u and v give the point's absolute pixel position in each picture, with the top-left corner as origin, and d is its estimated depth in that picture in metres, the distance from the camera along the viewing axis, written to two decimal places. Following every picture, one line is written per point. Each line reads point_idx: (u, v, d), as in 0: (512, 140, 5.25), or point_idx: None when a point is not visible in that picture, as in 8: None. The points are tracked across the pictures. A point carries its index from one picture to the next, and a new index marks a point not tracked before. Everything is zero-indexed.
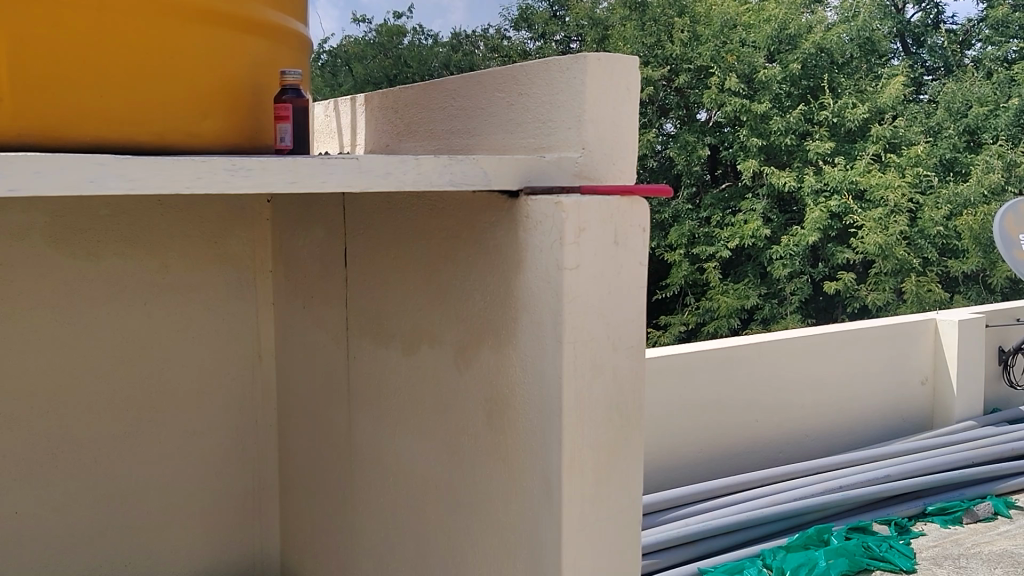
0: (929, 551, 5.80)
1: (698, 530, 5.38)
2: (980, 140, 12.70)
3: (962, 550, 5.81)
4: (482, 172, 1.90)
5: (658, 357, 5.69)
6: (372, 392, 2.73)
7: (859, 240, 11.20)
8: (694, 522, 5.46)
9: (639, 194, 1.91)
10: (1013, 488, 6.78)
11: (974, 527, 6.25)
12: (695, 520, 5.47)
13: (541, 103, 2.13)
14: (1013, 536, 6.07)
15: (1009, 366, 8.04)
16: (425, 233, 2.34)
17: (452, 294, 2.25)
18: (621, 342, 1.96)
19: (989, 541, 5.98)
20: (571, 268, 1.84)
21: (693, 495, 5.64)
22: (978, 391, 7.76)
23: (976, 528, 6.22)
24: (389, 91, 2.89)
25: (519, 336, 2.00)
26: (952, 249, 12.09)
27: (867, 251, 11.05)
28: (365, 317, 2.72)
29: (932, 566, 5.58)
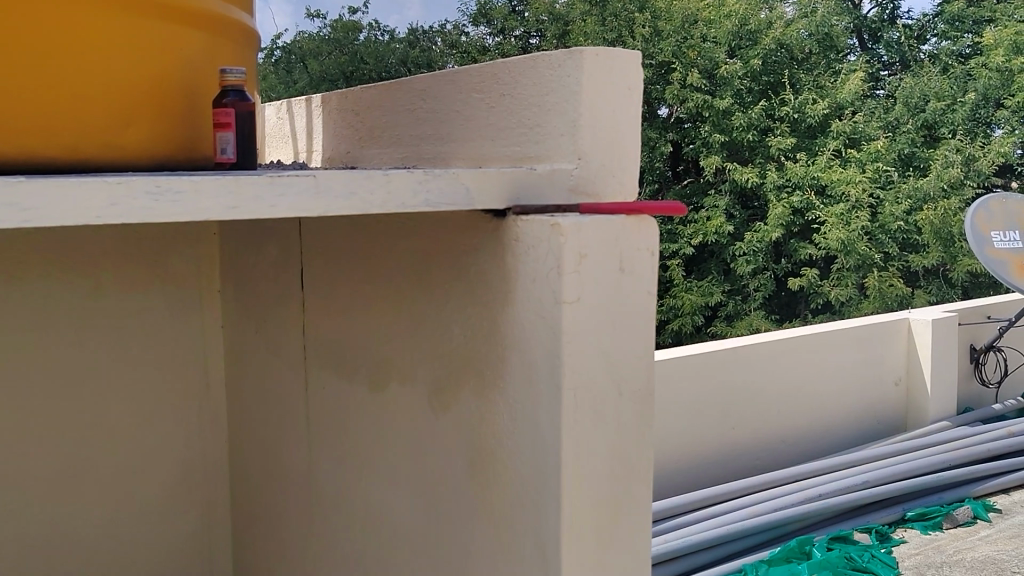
0: (911, 560, 5.61)
1: (679, 546, 5.13)
2: (937, 134, 12.32)
3: (945, 558, 5.63)
4: (463, 189, 1.61)
5: None
6: (333, 431, 2.41)
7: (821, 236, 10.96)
8: (675, 539, 5.20)
9: (648, 212, 1.63)
10: (990, 491, 6.59)
11: (954, 533, 6.06)
12: (676, 536, 5.20)
13: (530, 108, 1.86)
14: (994, 541, 5.88)
15: (982, 366, 7.86)
16: (396, 255, 2.05)
17: (427, 325, 1.96)
18: (628, 383, 1.67)
19: (970, 547, 5.79)
20: (570, 301, 1.56)
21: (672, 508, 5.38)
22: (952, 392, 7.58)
23: (956, 534, 6.02)
24: (349, 92, 2.59)
25: (506, 379, 1.72)
26: (911, 244, 11.72)
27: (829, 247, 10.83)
28: (327, 347, 2.41)
29: None
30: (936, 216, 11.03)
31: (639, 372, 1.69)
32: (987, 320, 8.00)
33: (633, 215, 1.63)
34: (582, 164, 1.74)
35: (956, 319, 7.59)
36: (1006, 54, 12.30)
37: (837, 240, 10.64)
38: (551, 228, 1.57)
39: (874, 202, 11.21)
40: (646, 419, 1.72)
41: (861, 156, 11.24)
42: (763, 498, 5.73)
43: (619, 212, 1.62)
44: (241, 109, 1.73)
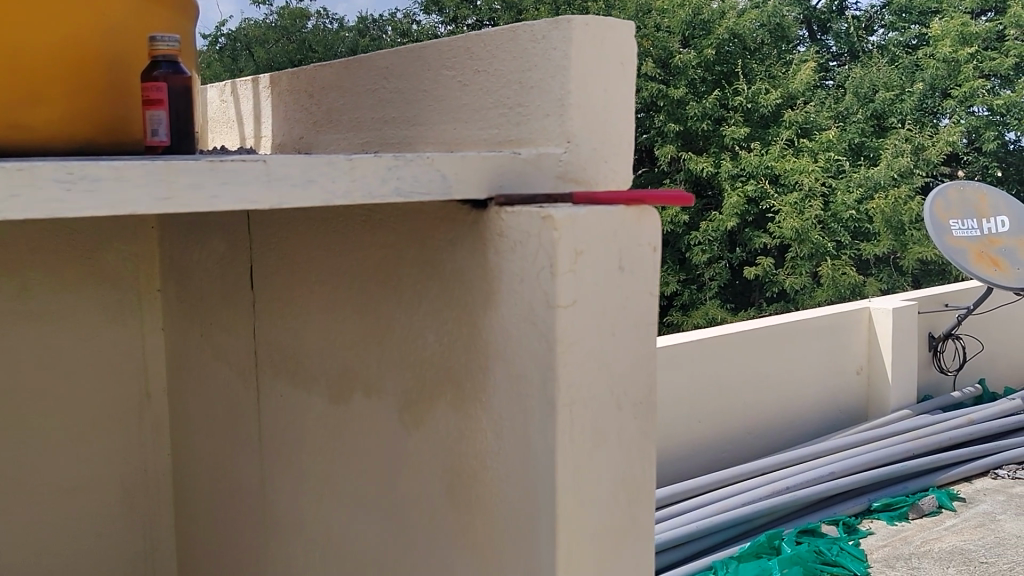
0: (879, 552, 5.18)
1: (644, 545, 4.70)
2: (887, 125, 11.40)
3: (913, 549, 5.21)
4: (438, 176, 1.38)
5: None
6: (289, 447, 2.16)
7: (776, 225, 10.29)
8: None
9: (651, 202, 1.43)
10: (954, 480, 6.13)
11: (921, 523, 5.60)
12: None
13: (512, 85, 1.65)
14: (961, 530, 5.47)
15: (942, 354, 7.19)
16: (358, 252, 1.80)
17: (394, 332, 1.72)
18: (630, 397, 1.48)
19: (937, 537, 5.38)
20: (566, 305, 1.36)
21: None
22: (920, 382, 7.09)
23: (922, 524, 5.57)
24: (301, 71, 2.33)
25: (490, 392, 1.50)
26: (863, 232, 10.81)
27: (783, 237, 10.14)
28: (281, 353, 2.15)
29: (885, 569, 4.97)
30: (886, 204, 10.19)
31: (641, 381, 1.49)
32: (945, 307, 7.34)
33: (634, 206, 1.43)
34: (573, 149, 1.54)
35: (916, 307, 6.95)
36: (954, 44, 11.40)
37: (791, 229, 9.94)
38: (542, 222, 1.36)
39: (823, 191, 10.37)
40: (648, 431, 1.52)
41: (811, 145, 10.57)
42: (730, 492, 5.29)
43: (618, 202, 1.42)
44: (174, 84, 1.49)
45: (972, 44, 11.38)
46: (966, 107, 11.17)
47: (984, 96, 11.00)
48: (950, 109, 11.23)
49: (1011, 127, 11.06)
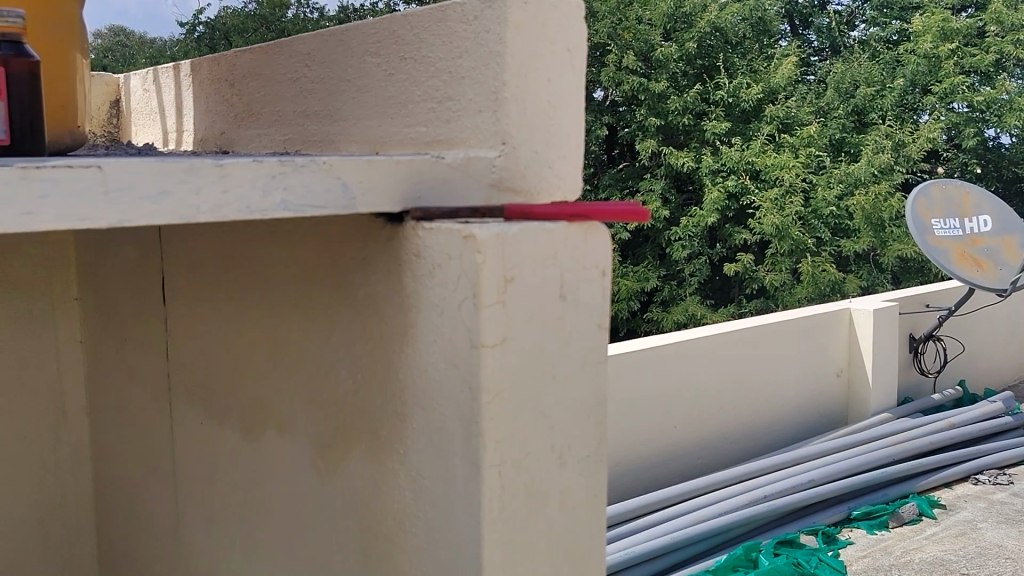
0: (859, 564, 4.57)
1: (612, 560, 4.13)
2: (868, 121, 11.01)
3: (893, 561, 4.61)
4: (338, 185, 1.14)
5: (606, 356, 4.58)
6: (203, 485, 1.90)
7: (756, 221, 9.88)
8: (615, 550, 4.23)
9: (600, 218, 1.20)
10: (934, 484, 5.52)
11: (901, 532, 5.01)
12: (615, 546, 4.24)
13: (441, 75, 1.40)
14: (942, 539, 4.87)
15: (920, 356, 6.56)
16: (274, 269, 1.54)
17: (310, 363, 1.47)
18: (575, 452, 1.24)
19: (918, 547, 4.77)
20: (492, 345, 1.12)
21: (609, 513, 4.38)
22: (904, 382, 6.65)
23: (902, 533, 4.98)
24: (222, 58, 2.07)
25: (408, 444, 1.25)
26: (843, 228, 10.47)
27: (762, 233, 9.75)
28: (194, 379, 1.89)
29: None
30: (867, 201, 9.78)
31: (588, 428, 1.25)
32: (925, 311, 6.67)
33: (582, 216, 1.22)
34: (509, 153, 1.30)
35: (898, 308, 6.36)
36: (934, 40, 10.96)
37: (772, 225, 9.50)
38: (463, 242, 1.12)
39: (804, 186, 9.96)
40: (597, 484, 1.28)
41: (793, 141, 10.16)
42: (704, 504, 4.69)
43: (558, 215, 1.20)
44: (17, 70, 1.27)
45: (954, 40, 11.00)
46: (946, 103, 10.75)
47: (965, 91, 10.59)
48: (930, 106, 10.82)
49: (993, 123, 10.72)
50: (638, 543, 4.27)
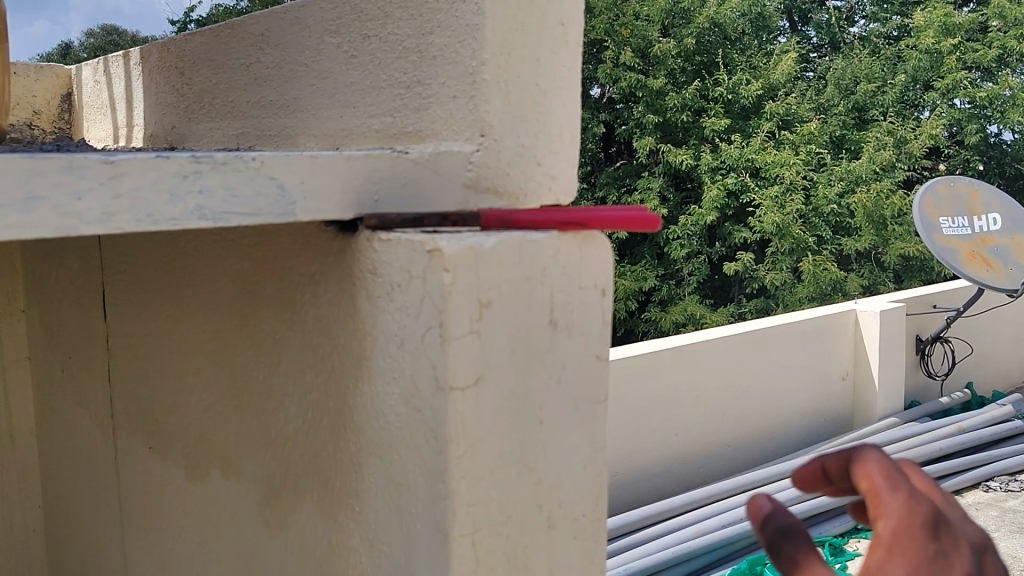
0: None
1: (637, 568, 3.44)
2: (869, 119, 10.18)
3: None
4: (271, 188, 0.92)
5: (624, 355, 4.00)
6: (145, 525, 1.66)
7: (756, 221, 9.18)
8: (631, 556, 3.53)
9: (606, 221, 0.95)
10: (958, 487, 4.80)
11: None
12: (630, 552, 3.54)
13: (409, 55, 1.16)
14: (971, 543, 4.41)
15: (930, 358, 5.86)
16: (211, 284, 1.29)
17: (255, 398, 1.22)
18: (568, 510, 1.01)
19: None
20: (463, 388, 0.89)
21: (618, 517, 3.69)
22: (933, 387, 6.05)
23: None
24: (172, 44, 1.85)
25: (364, 500, 1.03)
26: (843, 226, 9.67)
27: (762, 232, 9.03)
28: (135, 404, 1.64)
29: None
30: (869, 198, 9.02)
31: (581, 484, 1.02)
32: (934, 308, 5.99)
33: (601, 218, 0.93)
34: (490, 146, 1.07)
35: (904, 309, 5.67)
36: (937, 35, 10.02)
37: (772, 224, 8.76)
38: (429, 257, 0.89)
39: (804, 185, 9.24)
40: (594, 550, 1.05)
41: (793, 138, 9.42)
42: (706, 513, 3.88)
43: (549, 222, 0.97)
44: None
45: (955, 36, 10.01)
46: (948, 99, 9.81)
47: (968, 87, 9.68)
48: (931, 102, 9.89)
49: (995, 120, 9.79)
50: (630, 558, 3.45)
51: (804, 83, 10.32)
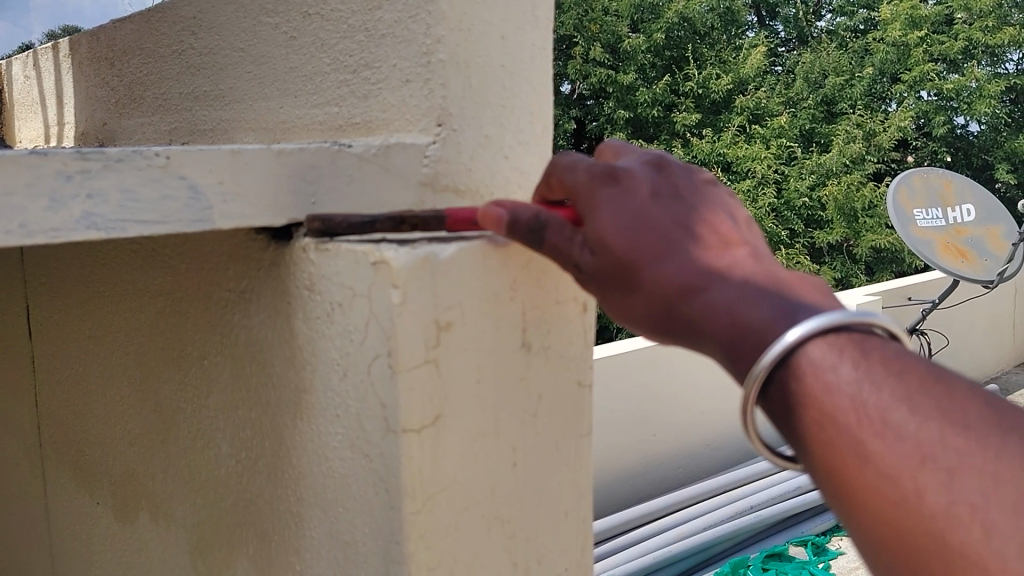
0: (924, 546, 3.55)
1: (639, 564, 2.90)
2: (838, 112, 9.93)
3: None
4: (182, 189, 0.76)
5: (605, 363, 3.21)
6: (75, 566, 1.49)
7: None
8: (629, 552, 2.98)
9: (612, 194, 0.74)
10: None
11: None
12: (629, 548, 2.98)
13: (355, 35, 0.99)
14: None
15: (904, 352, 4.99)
16: (135, 302, 1.13)
17: (185, 432, 1.06)
18: (549, 565, 0.86)
19: None
20: (420, 429, 0.73)
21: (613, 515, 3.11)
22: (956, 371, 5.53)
23: None
24: (101, 31, 1.66)
25: (307, 557, 0.87)
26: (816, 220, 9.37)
27: None
28: (61, 433, 1.46)
29: None
30: (840, 190, 8.83)
31: (564, 532, 0.87)
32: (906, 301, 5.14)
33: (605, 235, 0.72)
34: (449, 138, 0.91)
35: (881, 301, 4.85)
36: (903, 29, 9.75)
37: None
38: (374, 270, 0.73)
39: (775, 178, 9.00)
40: None
41: (765, 132, 9.21)
42: (687, 513, 3.24)
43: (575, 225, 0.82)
44: None
45: (921, 28, 9.66)
46: (915, 92, 9.62)
47: (934, 79, 9.50)
48: (898, 95, 9.70)
49: (961, 112, 9.52)
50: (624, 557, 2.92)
51: (773, 77, 10.04)
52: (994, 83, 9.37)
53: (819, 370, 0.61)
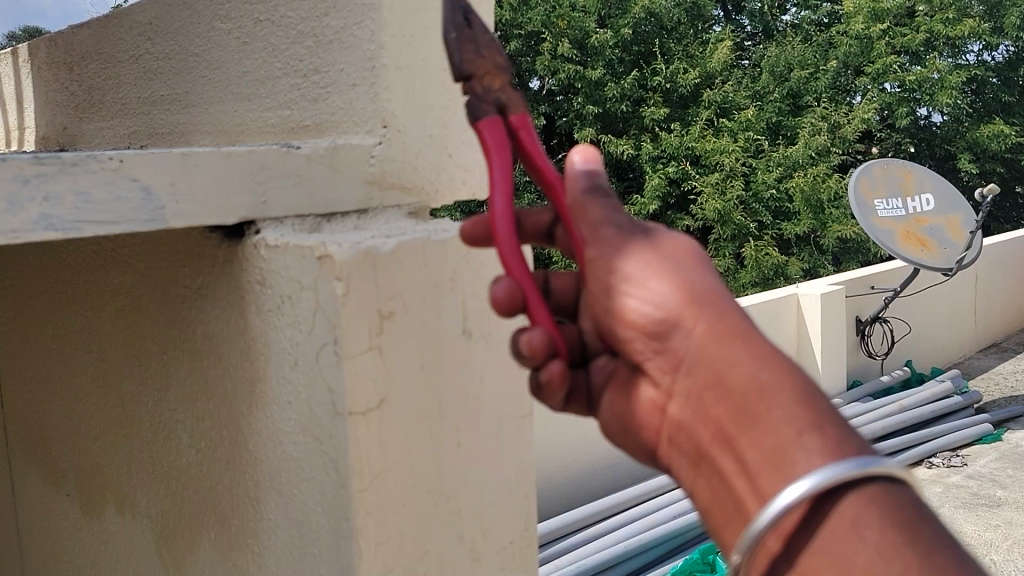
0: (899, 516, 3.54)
1: (621, 548, 2.59)
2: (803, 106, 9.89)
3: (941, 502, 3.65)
4: (138, 190, 0.80)
5: None
6: (44, 561, 1.51)
7: (696, 208, 8.82)
8: (608, 539, 2.65)
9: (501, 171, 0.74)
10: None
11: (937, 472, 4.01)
12: (608, 536, 2.66)
13: (304, 41, 1.03)
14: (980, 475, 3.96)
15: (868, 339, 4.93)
16: (94, 301, 1.17)
17: (145, 425, 1.11)
18: (493, 538, 0.91)
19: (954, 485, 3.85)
20: (365, 411, 0.78)
21: (583, 508, 2.79)
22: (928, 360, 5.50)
23: (941, 472, 3.99)
24: (59, 37, 1.68)
25: (264, 539, 0.91)
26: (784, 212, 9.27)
27: (703, 220, 8.70)
28: (26, 431, 1.49)
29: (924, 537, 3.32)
30: (806, 181, 8.79)
31: (507, 507, 0.92)
32: (869, 289, 5.08)
33: (680, 243, 0.68)
34: (394, 138, 0.96)
35: (844, 289, 4.71)
36: (866, 21, 9.85)
37: (714, 210, 8.51)
38: (319, 263, 0.78)
39: (743, 170, 8.96)
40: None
41: (732, 126, 9.16)
42: (659, 502, 2.90)
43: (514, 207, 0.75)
44: None
45: (884, 20, 9.84)
46: (878, 84, 9.73)
47: (897, 71, 9.61)
48: (862, 87, 9.77)
49: (924, 103, 9.63)
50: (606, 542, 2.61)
51: (738, 72, 9.98)
52: (954, 74, 9.47)
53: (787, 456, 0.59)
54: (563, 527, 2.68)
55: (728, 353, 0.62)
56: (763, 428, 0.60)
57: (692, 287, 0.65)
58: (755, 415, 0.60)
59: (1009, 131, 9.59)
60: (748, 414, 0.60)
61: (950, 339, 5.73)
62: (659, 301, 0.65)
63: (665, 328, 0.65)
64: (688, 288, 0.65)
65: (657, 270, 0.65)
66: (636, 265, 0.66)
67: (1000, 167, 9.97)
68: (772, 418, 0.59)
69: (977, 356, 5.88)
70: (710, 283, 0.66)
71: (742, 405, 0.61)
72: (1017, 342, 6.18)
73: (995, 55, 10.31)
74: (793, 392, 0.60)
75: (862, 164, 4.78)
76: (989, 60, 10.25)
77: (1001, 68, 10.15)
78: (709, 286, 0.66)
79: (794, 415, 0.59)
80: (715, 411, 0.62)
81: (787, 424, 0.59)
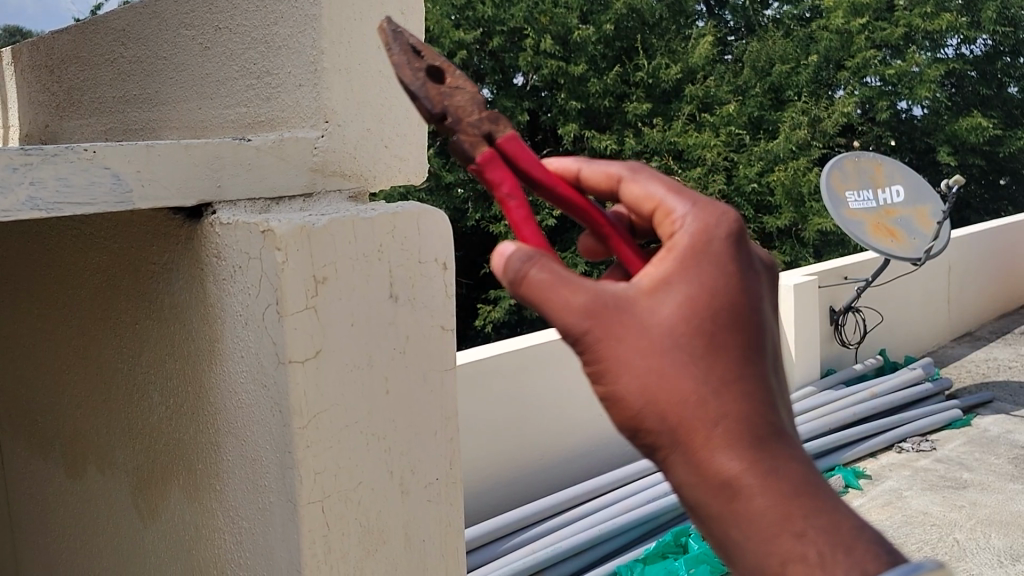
0: (865, 500, 3.65)
1: (589, 538, 2.72)
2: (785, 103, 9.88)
3: (905, 486, 3.79)
4: (108, 178, 0.94)
5: (484, 358, 2.83)
6: (32, 526, 1.63)
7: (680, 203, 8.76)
8: (578, 530, 2.77)
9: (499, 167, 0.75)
10: (859, 456, 4.07)
11: (905, 457, 4.15)
12: (578, 526, 2.79)
13: (257, 46, 1.17)
14: (943, 459, 4.10)
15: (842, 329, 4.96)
16: (78, 278, 1.31)
17: (118, 384, 1.25)
18: (420, 476, 1.06)
19: (919, 468, 4.00)
20: (303, 360, 0.93)
21: (557, 499, 2.91)
22: (901, 348, 5.63)
23: (908, 458, 4.13)
24: (40, 41, 1.82)
25: (224, 479, 1.06)
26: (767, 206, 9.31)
27: None
28: (12, 403, 1.60)
29: (889, 521, 3.44)
30: (786, 175, 8.71)
31: (430, 449, 1.06)
32: (843, 278, 5.09)
33: (651, 330, 0.61)
34: (334, 132, 1.11)
35: (816, 279, 4.69)
36: (846, 16, 9.93)
37: None
38: (263, 238, 0.92)
39: (724, 166, 8.93)
40: (452, 512, 1.10)
41: (714, 120, 9.12)
42: (635, 486, 3.06)
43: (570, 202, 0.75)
44: None
45: (863, 15, 9.89)
46: (859, 78, 9.83)
47: (877, 65, 9.70)
48: (843, 82, 9.84)
49: (903, 96, 9.74)
50: (569, 537, 2.73)
51: (722, 67, 9.93)
52: (934, 67, 9.56)
53: (795, 551, 0.58)
54: (542, 511, 2.84)
55: (711, 466, 0.60)
56: (752, 553, 0.60)
57: (671, 390, 0.61)
58: (743, 538, 0.60)
59: (987, 123, 9.69)
60: (738, 547, 0.60)
61: (925, 327, 5.84)
62: (639, 424, 0.62)
63: (650, 438, 0.62)
64: (665, 399, 0.61)
65: (617, 378, 0.61)
66: (610, 373, 0.61)
67: (979, 160, 10.10)
68: (746, 549, 0.60)
69: (950, 344, 6.03)
70: (702, 374, 0.61)
71: (723, 521, 0.60)
72: (989, 331, 6.34)
73: (974, 49, 10.43)
74: (781, 498, 0.59)
75: (835, 157, 4.83)
76: (968, 53, 10.37)
77: (979, 61, 10.30)
78: (710, 371, 0.61)
79: (779, 538, 0.59)
80: (704, 540, 0.63)
81: (774, 551, 0.59)
